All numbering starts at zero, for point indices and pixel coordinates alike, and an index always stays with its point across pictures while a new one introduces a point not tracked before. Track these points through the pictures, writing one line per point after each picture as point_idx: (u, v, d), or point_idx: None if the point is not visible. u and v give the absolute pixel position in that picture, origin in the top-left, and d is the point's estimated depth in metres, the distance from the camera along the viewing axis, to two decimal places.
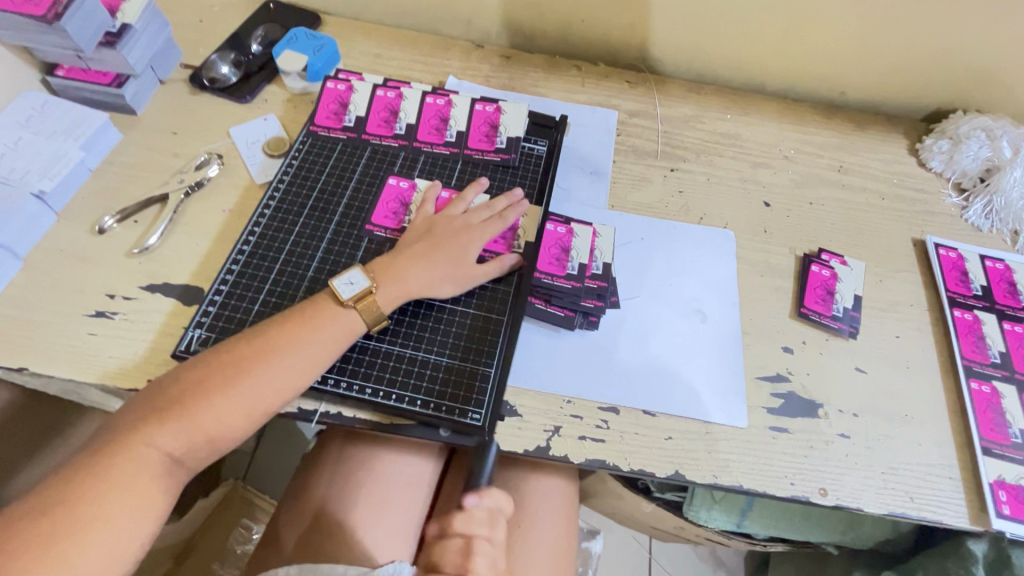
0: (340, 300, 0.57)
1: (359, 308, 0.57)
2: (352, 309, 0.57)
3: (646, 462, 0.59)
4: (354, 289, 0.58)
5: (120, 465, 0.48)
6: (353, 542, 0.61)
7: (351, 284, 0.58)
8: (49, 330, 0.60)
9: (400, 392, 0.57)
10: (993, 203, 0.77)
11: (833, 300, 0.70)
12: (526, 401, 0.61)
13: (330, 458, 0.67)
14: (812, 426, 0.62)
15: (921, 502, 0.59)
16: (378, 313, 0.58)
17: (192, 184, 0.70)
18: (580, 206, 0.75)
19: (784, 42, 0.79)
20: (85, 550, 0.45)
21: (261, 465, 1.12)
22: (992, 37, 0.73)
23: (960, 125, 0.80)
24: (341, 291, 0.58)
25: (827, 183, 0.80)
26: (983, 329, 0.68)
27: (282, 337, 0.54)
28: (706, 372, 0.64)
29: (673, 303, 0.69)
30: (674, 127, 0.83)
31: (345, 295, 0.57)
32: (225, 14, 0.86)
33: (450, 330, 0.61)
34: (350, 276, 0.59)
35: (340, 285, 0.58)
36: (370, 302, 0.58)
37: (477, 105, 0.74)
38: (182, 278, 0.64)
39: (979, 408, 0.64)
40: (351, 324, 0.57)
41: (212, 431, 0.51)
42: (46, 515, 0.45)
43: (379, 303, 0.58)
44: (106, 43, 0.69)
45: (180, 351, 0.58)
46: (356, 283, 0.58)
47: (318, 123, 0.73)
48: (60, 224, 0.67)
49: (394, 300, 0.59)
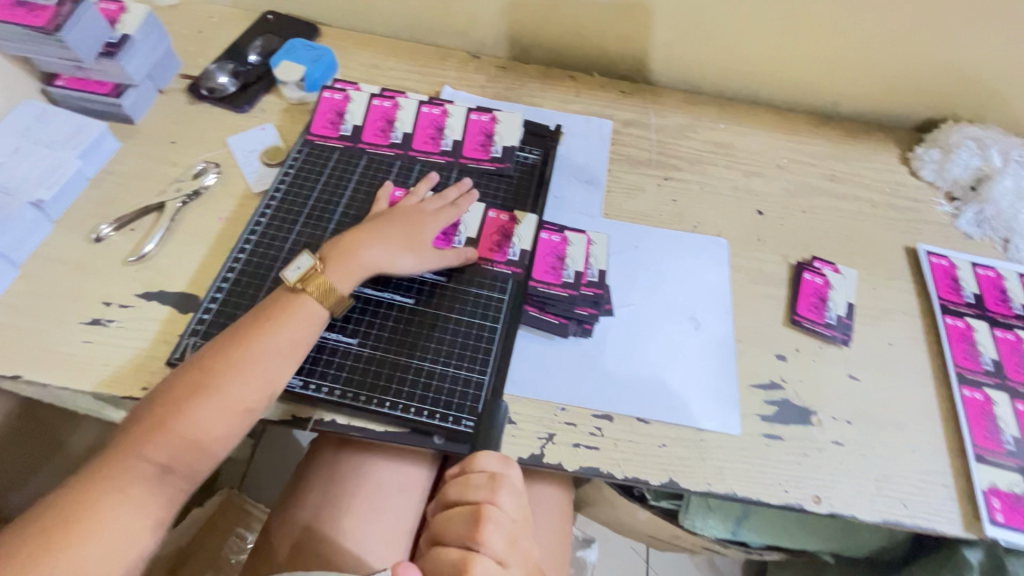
0: (289, 285, 0.58)
1: (307, 288, 0.58)
2: (301, 291, 0.58)
3: (639, 470, 0.59)
4: (300, 271, 0.59)
5: (111, 474, 0.48)
6: (345, 550, 0.61)
7: (299, 267, 0.59)
8: (45, 337, 0.60)
9: (398, 399, 0.57)
10: (985, 211, 0.78)
11: (826, 308, 0.70)
12: (520, 408, 0.61)
13: (322, 466, 0.67)
14: (806, 433, 0.62)
15: (915, 510, 0.59)
16: (327, 290, 0.58)
17: (190, 193, 0.71)
18: (575, 214, 0.75)
19: (776, 53, 0.80)
20: (76, 560, 0.45)
21: (257, 474, 1.12)
22: (982, 48, 0.74)
23: (950, 135, 0.81)
24: (289, 276, 0.58)
25: (820, 192, 0.81)
26: (975, 336, 0.69)
27: (250, 334, 0.55)
28: (699, 379, 0.65)
29: (667, 310, 0.69)
30: (668, 136, 0.84)
31: (293, 279, 0.58)
32: (224, 25, 0.88)
33: (446, 338, 0.61)
34: (297, 261, 0.60)
35: (287, 271, 0.59)
36: (319, 282, 0.58)
37: (473, 114, 0.75)
38: (178, 286, 0.65)
39: (972, 415, 0.64)
40: (301, 304, 0.57)
41: (195, 434, 0.51)
42: (41, 528, 0.45)
43: (329, 283, 0.59)
44: (106, 53, 0.70)
45: (176, 358, 0.58)
46: (303, 266, 0.59)
47: (314, 132, 0.74)
48: (57, 232, 0.67)
49: (345, 281, 0.59)
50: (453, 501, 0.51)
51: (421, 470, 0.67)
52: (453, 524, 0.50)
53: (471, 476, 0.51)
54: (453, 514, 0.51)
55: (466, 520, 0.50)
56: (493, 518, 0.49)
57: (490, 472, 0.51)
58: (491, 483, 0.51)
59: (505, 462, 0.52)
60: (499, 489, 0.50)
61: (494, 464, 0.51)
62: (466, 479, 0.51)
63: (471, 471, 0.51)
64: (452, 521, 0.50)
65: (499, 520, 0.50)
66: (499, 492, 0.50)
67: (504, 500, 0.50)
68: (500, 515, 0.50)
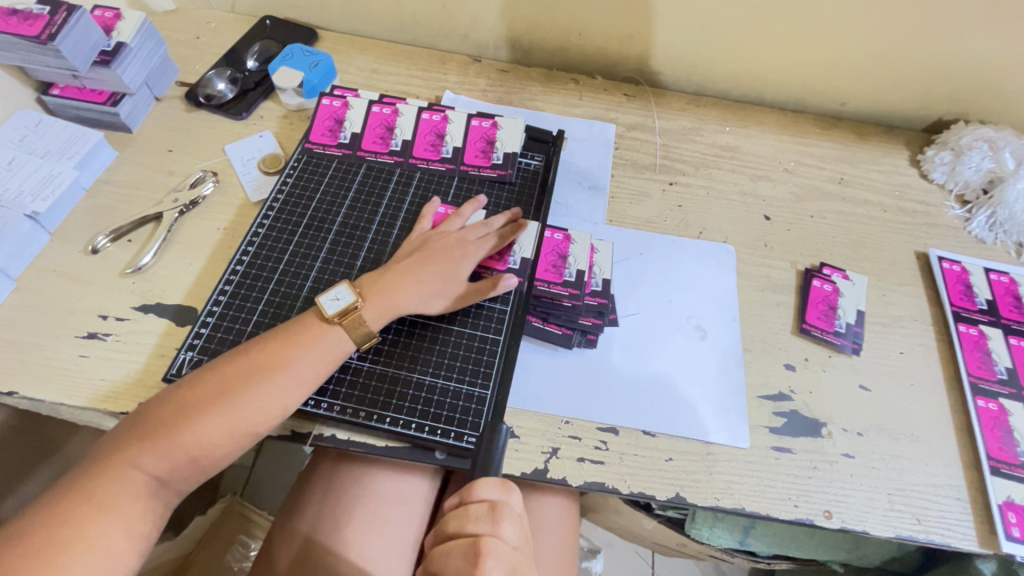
0: (325, 317, 0.56)
1: (344, 321, 0.56)
2: (338, 326, 0.56)
3: (646, 484, 0.58)
4: (339, 304, 0.57)
5: (103, 487, 0.47)
6: (347, 563, 0.60)
7: (337, 299, 0.57)
8: (41, 352, 0.59)
9: (409, 419, 0.56)
10: (997, 215, 0.76)
11: (835, 316, 0.69)
12: (523, 422, 0.60)
13: (322, 478, 0.66)
14: (816, 445, 0.61)
15: (929, 524, 0.58)
16: (367, 330, 0.57)
17: (187, 203, 0.70)
18: (579, 220, 0.74)
19: (784, 53, 0.79)
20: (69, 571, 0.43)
21: (260, 481, 1.11)
22: (997, 48, 0.72)
23: (962, 136, 0.79)
24: (327, 307, 0.57)
25: (828, 196, 0.79)
26: (989, 344, 0.67)
27: (267, 355, 0.53)
28: (707, 390, 0.63)
29: (673, 319, 0.68)
30: (672, 140, 0.82)
31: (331, 311, 0.57)
32: (221, 31, 0.87)
33: (458, 354, 0.60)
34: (336, 292, 0.58)
35: (327, 302, 0.57)
36: (355, 319, 0.57)
37: (474, 120, 0.74)
38: (175, 298, 0.64)
39: (987, 425, 0.63)
40: (340, 343, 0.56)
41: (195, 450, 0.50)
42: (34, 533, 0.44)
43: (365, 320, 0.57)
44: (101, 62, 0.69)
45: (171, 374, 0.57)
46: (342, 299, 0.57)
47: (313, 141, 0.73)
48: (53, 244, 0.66)
49: (380, 316, 0.58)
50: (452, 534, 0.47)
51: (424, 481, 0.66)
52: (450, 560, 0.45)
53: (471, 507, 0.47)
54: (450, 548, 0.46)
55: (465, 555, 0.45)
56: (494, 552, 0.45)
57: (490, 501, 0.47)
58: (492, 513, 0.46)
59: (504, 489, 0.49)
60: (501, 520, 0.46)
61: (494, 493, 0.47)
62: (464, 510, 0.47)
63: (470, 502, 0.47)
64: (449, 556, 0.46)
65: (501, 553, 0.45)
66: (501, 523, 0.46)
67: (507, 532, 0.46)
68: (502, 547, 0.45)
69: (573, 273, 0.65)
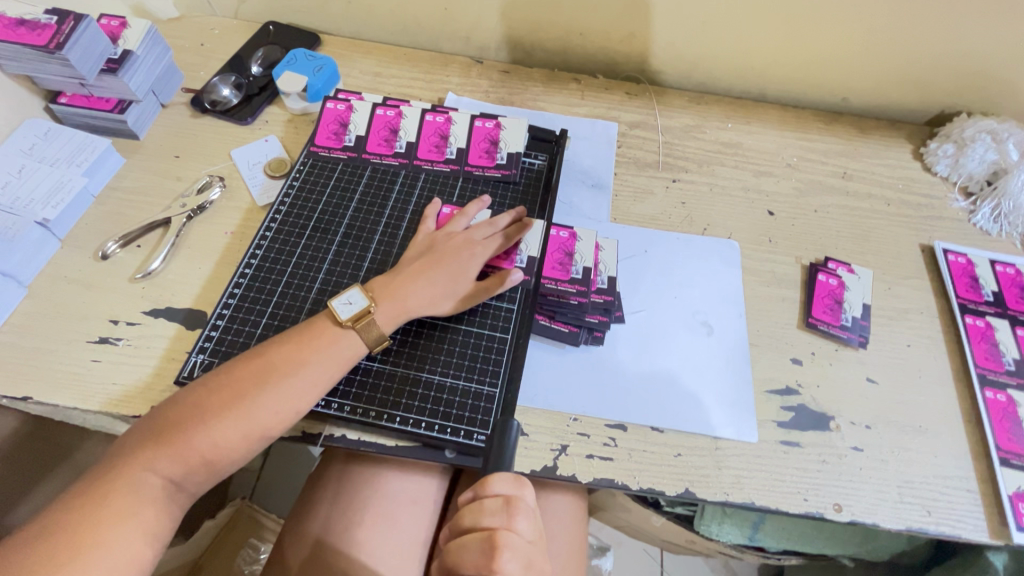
0: (338, 321, 0.57)
1: (356, 324, 0.57)
2: (351, 330, 0.57)
3: (655, 480, 0.58)
4: (352, 308, 0.58)
5: (118, 489, 0.47)
6: (359, 564, 0.61)
7: (350, 303, 0.58)
8: (53, 357, 0.60)
9: (418, 418, 0.57)
10: (1002, 207, 0.76)
11: (841, 309, 0.69)
12: (532, 419, 0.60)
13: (332, 479, 0.66)
14: (825, 439, 0.61)
15: (939, 516, 0.58)
16: (379, 333, 0.57)
17: (194, 208, 0.70)
18: (583, 219, 0.74)
19: (786, 49, 0.79)
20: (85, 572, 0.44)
21: (269, 482, 1.12)
22: (1000, 40, 0.72)
23: (964, 129, 0.79)
24: (340, 312, 0.57)
25: (831, 190, 0.80)
26: (995, 335, 0.67)
27: (280, 359, 0.54)
28: (715, 386, 0.63)
29: (679, 315, 0.68)
30: (675, 137, 0.83)
31: (344, 315, 0.57)
32: (225, 37, 0.87)
33: (461, 351, 0.60)
34: (348, 296, 0.58)
35: (339, 306, 0.58)
36: (368, 322, 0.57)
37: (477, 121, 0.74)
38: (185, 302, 0.64)
39: (995, 417, 0.63)
40: (353, 347, 0.56)
41: (210, 454, 0.50)
42: (51, 534, 0.44)
43: (377, 323, 0.58)
44: (108, 69, 0.69)
45: (183, 377, 0.57)
46: (354, 303, 0.58)
47: (318, 144, 0.73)
48: (64, 250, 0.67)
49: (391, 319, 0.58)
50: (466, 528, 0.47)
51: (434, 480, 0.67)
52: (465, 554, 0.46)
53: (485, 501, 0.47)
54: (465, 542, 0.46)
55: (480, 549, 0.45)
56: (509, 545, 0.45)
57: (504, 496, 0.47)
58: (506, 508, 0.47)
59: (518, 484, 0.49)
60: (515, 514, 0.46)
61: (507, 487, 0.48)
62: (478, 504, 0.47)
63: (484, 496, 0.47)
64: (464, 550, 0.46)
65: (516, 547, 0.45)
66: (516, 517, 0.46)
67: (522, 525, 0.46)
68: (517, 541, 0.46)
69: (579, 270, 0.66)
